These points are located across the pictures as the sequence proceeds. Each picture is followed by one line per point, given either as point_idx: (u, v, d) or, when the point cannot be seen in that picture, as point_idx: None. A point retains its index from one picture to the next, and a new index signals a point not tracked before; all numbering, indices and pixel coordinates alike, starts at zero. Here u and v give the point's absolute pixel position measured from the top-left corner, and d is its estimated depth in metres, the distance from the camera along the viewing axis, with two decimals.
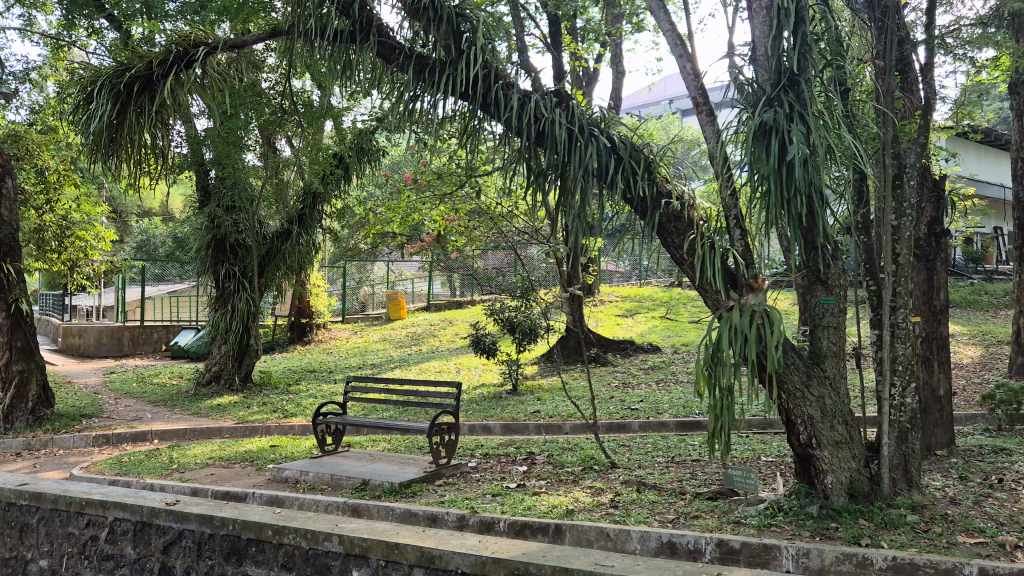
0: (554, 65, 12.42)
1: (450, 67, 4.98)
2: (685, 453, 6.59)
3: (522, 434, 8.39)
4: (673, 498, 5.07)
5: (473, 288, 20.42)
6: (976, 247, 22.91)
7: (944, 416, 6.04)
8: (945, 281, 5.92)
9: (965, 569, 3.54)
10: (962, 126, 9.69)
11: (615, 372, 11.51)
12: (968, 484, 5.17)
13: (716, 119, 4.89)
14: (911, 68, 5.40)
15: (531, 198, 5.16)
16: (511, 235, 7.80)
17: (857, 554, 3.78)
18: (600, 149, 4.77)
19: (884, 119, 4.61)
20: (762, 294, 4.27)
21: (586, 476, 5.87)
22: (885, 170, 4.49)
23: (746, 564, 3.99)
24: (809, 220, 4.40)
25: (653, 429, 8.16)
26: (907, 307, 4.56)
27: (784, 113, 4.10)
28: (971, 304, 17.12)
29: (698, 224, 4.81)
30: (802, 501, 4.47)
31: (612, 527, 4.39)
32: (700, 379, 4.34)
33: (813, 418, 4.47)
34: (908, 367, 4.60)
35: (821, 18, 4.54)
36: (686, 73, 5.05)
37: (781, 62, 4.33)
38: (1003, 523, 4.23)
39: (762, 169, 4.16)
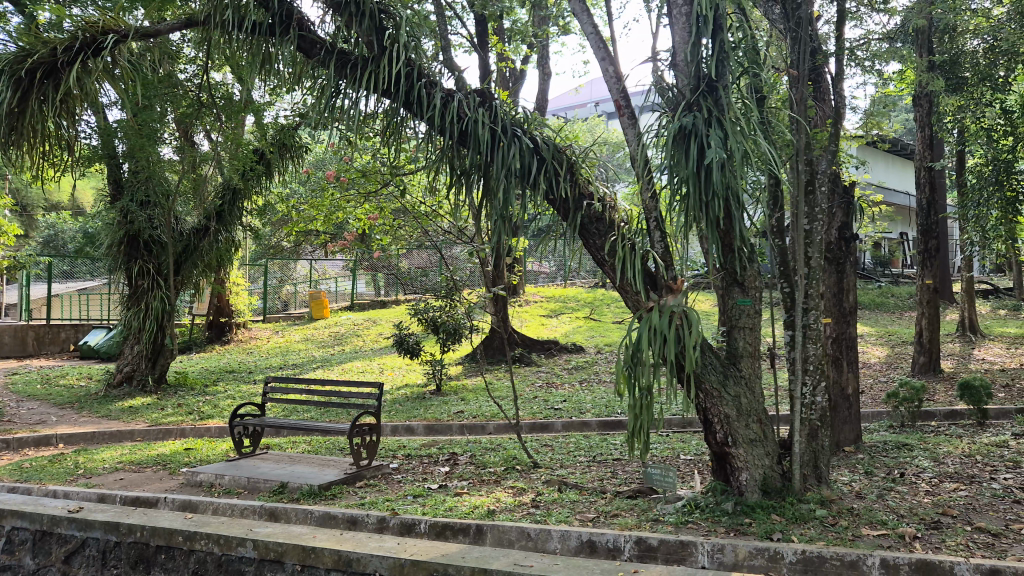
0: (481, 66, 12.40)
1: (372, 63, 4.91)
2: (606, 452, 6.67)
3: (445, 434, 8.35)
4: (594, 497, 5.13)
5: (398, 288, 20.31)
6: (884, 252, 23.91)
7: (852, 413, 6.30)
8: (854, 284, 6.15)
9: (868, 561, 3.73)
10: (871, 136, 10.09)
11: (538, 372, 11.59)
12: (872, 478, 5.39)
13: (638, 122, 4.95)
14: (822, 78, 5.59)
15: (454, 198, 5.14)
16: (435, 234, 7.75)
17: (768, 548, 3.88)
18: (523, 149, 4.81)
19: (797, 125, 4.74)
20: (681, 296, 4.36)
21: (508, 477, 5.88)
22: (798, 176, 4.63)
23: (664, 561, 4.06)
24: (727, 223, 4.49)
25: (576, 429, 8.22)
26: (818, 309, 4.71)
27: (702, 118, 4.19)
28: (878, 306, 17.87)
29: (619, 226, 4.88)
30: (718, 498, 4.58)
31: (532, 527, 4.40)
32: (621, 379, 4.36)
33: (729, 417, 4.57)
34: (818, 367, 4.75)
35: (739, 26, 4.64)
36: (608, 75, 5.09)
37: (701, 68, 4.42)
38: (903, 515, 4.41)
39: (682, 172, 4.24)
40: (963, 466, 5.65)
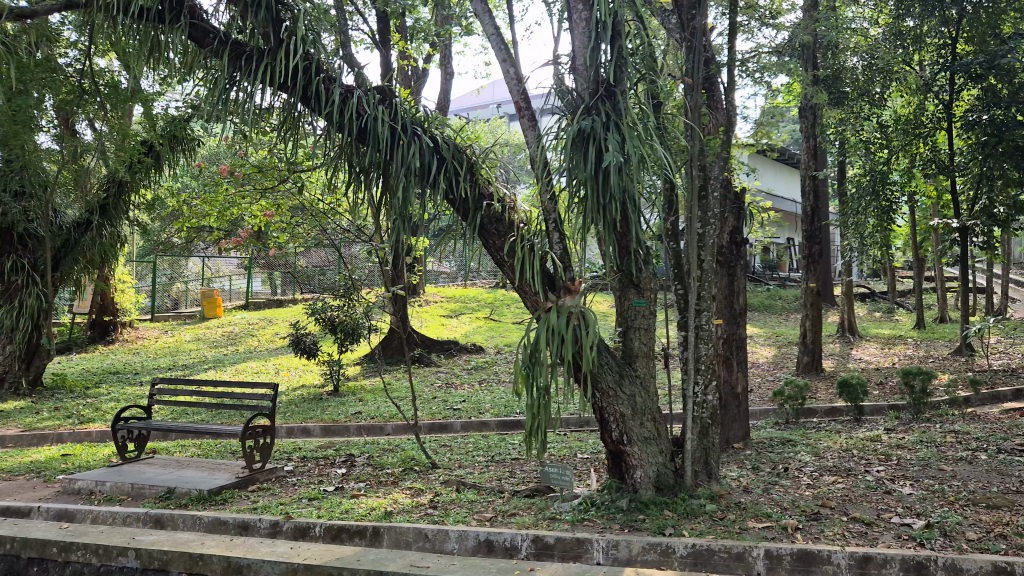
0: (382, 63, 12.25)
1: (268, 56, 4.78)
2: (504, 452, 6.69)
3: (343, 435, 8.21)
4: (492, 496, 5.14)
5: (295, 287, 19.85)
6: (772, 257, 24.99)
7: (740, 411, 6.53)
8: (745, 287, 6.37)
9: (753, 552, 3.86)
10: (760, 145, 10.53)
11: (438, 372, 11.54)
12: (759, 473, 5.61)
13: (538, 124, 5.00)
14: (715, 87, 5.77)
15: (354, 196, 5.07)
16: (334, 232, 7.60)
17: (661, 543, 4.00)
18: (423, 148, 4.80)
19: (691, 133, 4.88)
20: (578, 297, 4.43)
21: (406, 478, 5.83)
22: (692, 181, 4.76)
23: (560, 558, 4.12)
24: (624, 226, 4.59)
25: (475, 429, 8.24)
26: (710, 311, 4.86)
27: (601, 122, 4.26)
28: (767, 308, 18.64)
29: (518, 227, 4.91)
30: (613, 495, 4.68)
31: (430, 528, 4.37)
32: (518, 379, 4.38)
33: (624, 416, 4.66)
34: (710, 366, 4.89)
35: (637, 33, 4.74)
36: (509, 76, 5.11)
37: (599, 73, 4.50)
38: (786, 508, 4.61)
39: (580, 174, 4.30)
40: (842, 459, 5.95)
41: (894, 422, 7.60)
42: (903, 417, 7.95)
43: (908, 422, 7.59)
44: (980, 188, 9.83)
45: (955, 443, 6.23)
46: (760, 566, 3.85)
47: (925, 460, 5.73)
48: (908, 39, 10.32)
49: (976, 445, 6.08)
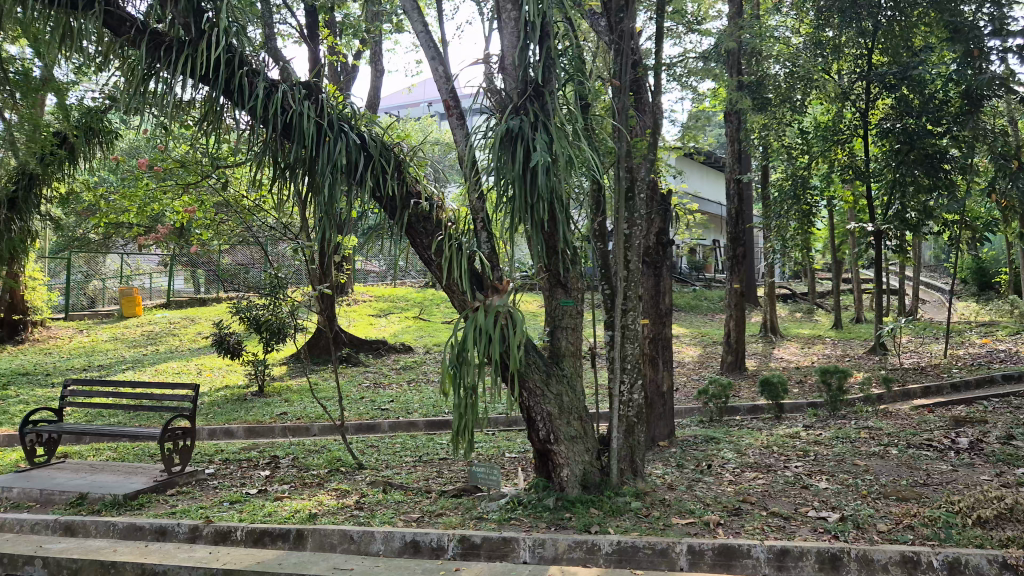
0: (311, 58, 12.05)
1: (189, 47, 4.64)
2: (432, 452, 6.65)
3: (267, 437, 8.04)
4: (419, 497, 5.10)
5: (219, 285, 19.37)
6: (698, 258, 25.50)
7: (666, 410, 6.65)
8: (670, 287, 6.47)
9: (676, 548, 3.95)
10: (687, 148, 10.73)
11: (366, 372, 11.42)
12: (683, 470, 5.73)
13: (466, 123, 5.00)
14: (643, 89, 5.83)
15: (279, 193, 4.99)
16: (259, 230, 7.44)
17: (587, 541, 4.04)
18: (350, 145, 4.73)
19: (618, 134, 4.93)
20: (506, 296, 4.45)
21: (332, 479, 5.74)
22: (619, 182, 4.81)
23: (486, 558, 4.12)
24: (552, 226, 4.61)
25: (403, 429, 8.18)
26: (636, 311, 4.93)
27: (529, 122, 4.28)
28: (693, 309, 19.02)
29: (446, 225, 4.90)
30: (540, 494, 4.70)
31: (355, 530, 4.31)
32: (446, 378, 4.36)
33: (551, 415, 4.69)
34: (636, 365, 4.95)
35: (566, 35, 4.76)
36: (437, 74, 5.08)
37: (528, 73, 4.52)
38: (709, 504, 4.70)
39: (508, 174, 4.31)
40: (762, 456, 6.11)
41: (813, 420, 7.84)
42: (820, 415, 8.22)
43: (825, 419, 7.86)
44: (894, 193, 10.15)
45: (868, 439, 6.47)
46: (683, 561, 3.93)
47: (840, 455, 5.93)
48: (829, 49, 10.40)
49: (887, 440, 6.33)
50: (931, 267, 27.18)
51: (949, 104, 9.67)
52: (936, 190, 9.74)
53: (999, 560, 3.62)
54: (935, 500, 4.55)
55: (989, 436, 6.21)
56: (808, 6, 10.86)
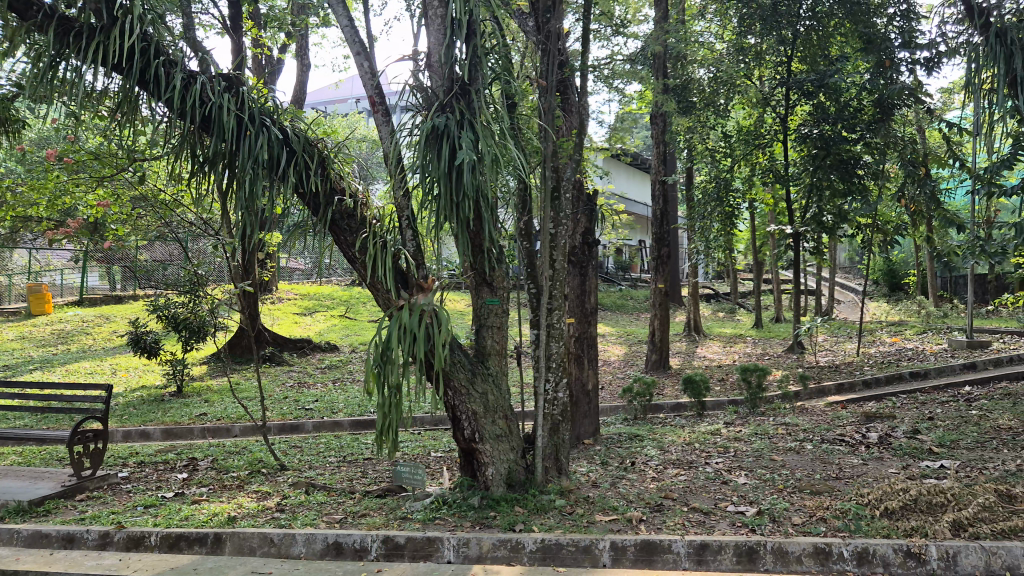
0: (234, 50, 11.73)
1: (101, 34, 4.44)
2: (357, 452, 6.58)
3: (185, 438, 7.81)
4: (342, 497, 5.03)
5: (136, 282, 18.73)
6: (624, 258, 25.81)
7: (591, 408, 6.72)
8: (596, 286, 6.54)
9: (599, 545, 4.00)
10: (614, 149, 10.84)
11: (290, 371, 11.20)
12: (607, 468, 5.80)
13: (391, 119, 4.95)
14: (570, 89, 5.86)
15: (199, 188, 4.86)
16: (178, 225, 7.21)
17: (511, 539, 4.06)
18: (272, 140, 4.63)
19: (545, 133, 4.95)
20: (431, 295, 4.43)
21: (253, 481, 5.61)
22: (545, 182, 4.84)
23: (410, 558, 4.10)
24: (477, 225, 4.60)
25: (327, 429, 8.07)
26: (561, 310, 4.96)
27: (455, 120, 4.27)
28: (619, 308, 19.28)
29: (370, 223, 4.84)
30: (465, 493, 4.69)
31: (276, 533, 4.23)
32: (370, 378, 4.31)
33: (476, 414, 4.68)
34: (560, 364, 4.98)
35: (493, 32, 4.76)
36: (362, 68, 5.01)
37: (454, 71, 4.50)
38: (631, 501, 4.77)
39: (434, 172, 4.27)
40: (684, 453, 6.23)
41: (733, 417, 8.03)
42: (740, 412, 8.43)
43: (745, 416, 8.07)
44: (811, 197, 10.34)
45: (785, 435, 6.67)
46: (605, 558, 3.99)
47: (758, 451, 6.10)
48: (750, 55, 10.86)
49: (803, 436, 6.53)
50: (846, 269, 28.23)
51: (862, 111, 10.03)
52: (850, 195, 10.16)
53: (904, 549, 3.78)
54: (847, 493, 4.72)
55: (897, 431, 6.47)
56: (731, 13, 11.12)
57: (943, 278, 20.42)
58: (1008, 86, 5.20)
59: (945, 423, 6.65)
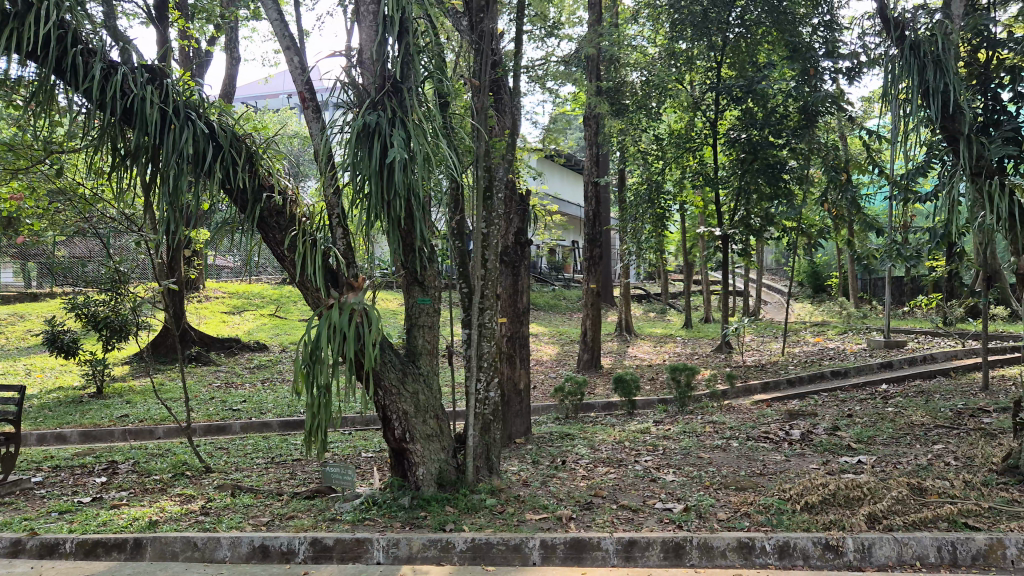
0: (160, 41, 11.38)
1: (15, 20, 4.25)
2: (285, 453, 6.47)
3: (105, 441, 7.56)
4: (270, 499, 4.95)
5: (54, 280, 18.02)
6: (557, 258, 25.99)
7: (523, 407, 6.74)
8: (528, 286, 6.56)
9: (529, 543, 4.02)
10: (548, 150, 10.92)
11: (217, 371, 10.94)
12: (538, 467, 5.83)
13: (322, 116, 4.89)
14: (503, 89, 5.87)
15: (120, 182, 4.71)
16: (97, 221, 6.95)
17: (441, 539, 4.05)
18: (197, 134, 4.51)
19: (477, 133, 4.95)
20: (361, 294, 4.39)
21: (176, 484, 5.47)
22: (478, 181, 4.83)
23: (339, 560, 4.05)
24: (408, 223, 4.57)
25: (255, 430, 7.91)
26: (493, 310, 4.97)
27: (386, 118, 4.24)
28: (552, 308, 19.42)
29: (300, 221, 4.76)
30: (395, 493, 4.66)
31: (200, 536, 4.13)
32: (298, 377, 4.25)
33: (407, 414, 4.64)
34: (492, 363, 4.98)
35: (426, 31, 4.73)
36: (292, 63, 4.93)
37: (386, 68, 4.46)
38: (562, 499, 4.81)
39: (365, 170, 4.23)
40: (614, 451, 6.31)
41: (662, 415, 8.18)
42: (670, 410, 8.58)
43: (674, 414, 8.22)
44: (739, 200, 10.75)
45: (712, 433, 6.82)
46: (535, 556, 4.01)
47: (687, 449, 6.22)
48: (681, 59, 11.09)
49: (729, 434, 6.69)
50: (772, 270, 29.01)
51: (788, 118, 10.29)
52: (776, 198, 10.48)
53: (823, 542, 3.90)
54: (770, 489, 4.85)
55: (818, 428, 6.68)
56: (663, 18, 11.29)
57: (864, 280, 21.16)
58: (921, 96, 5.38)
59: (863, 420, 6.89)
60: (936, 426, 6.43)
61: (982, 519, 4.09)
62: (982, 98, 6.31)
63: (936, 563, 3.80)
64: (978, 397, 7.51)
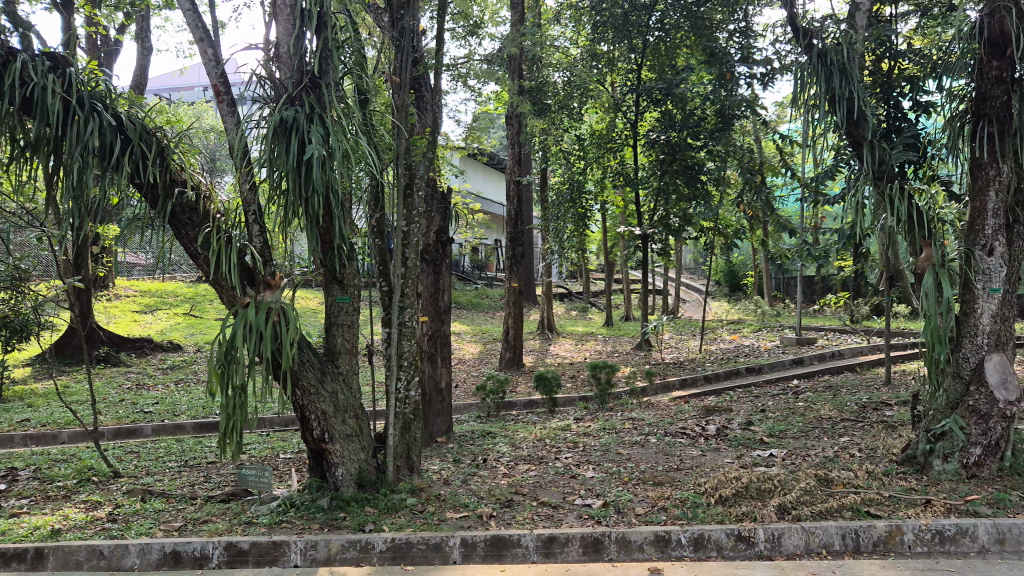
0: (65, 28, 10.88)
1: None
2: (199, 456, 6.30)
3: (4, 447, 7.21)
4: (182, 504, 4.81)
5: None
6: (480, 257, 26.05)
7: (444, 406, 6.71)
8: (449, 285, 6.57)
9: (450, 542, 4.01)
10: (470, 148, 10.93)
11: (127, 373, 10.56)
12: (460, 465, 5.82)
13: (237, 110, 4.77)
14: (424, 87, 5.84)
15: (21, 174, 4.49)
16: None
17: (360, 540, 4.02)
18: (104, 126, 4.34)
19: (398, 131, 4.91)
20: (279, 292, 4.30)
21: (82, 490, 5.26)
22: (399, 179, 4.80)
23: (254, 564, 3.98)
24: (327, 221, 4.51)
25: (168, 433, 7.67)
26: (414, 308, 4.94)
27: (305, 113, 4.16)
28: (475, 306, 19.44)
29: (214, 217, 4.64)
30: (314, 494, 4.59)
31: (106, 544, 3.98)
32: (213, 377, 4.15)
33: (326, 414, 4.57)
34: (412, 362, 4.96)
35: (347, 26, 4.67)
36: (206, 56, 4.80)
37: (304, 63, 4.38)
38: (482, 497, 4.82)
39: (282, 166, 4.15)
40: (535, 449, 6.36)
41: (582, 412, 8.28)
42: (590, 407, 8.70)
43: (594, 411, 8.34)
44: (659, 200, 10.96)
45: (630, 429, 6.94)
46: (455, 554, 4.01)
47: (606, 445, 6.32)
48: (603, 61, 11.36)
49: (648, 430, 6.82)
50: (690, 270, 29.75)
51: (705, 120, 10.57)
52: (694, 199, 10.79)
53: (735, 533, 4.02)
54: (686, 483, 4.97)
55: (733, 423, 6.88)
56: (585, 19, 11.46)
57: (777, 279, 21.91)
58: (829, 103, 5.55)
59: (775, 415, 7.13)
60: (842, 419, 6.71)
61: (883, 507, 4.29)
62: (885, 106, 6.60)
63: (840, 550, 3.97)
64: (881, 392, 7.86)
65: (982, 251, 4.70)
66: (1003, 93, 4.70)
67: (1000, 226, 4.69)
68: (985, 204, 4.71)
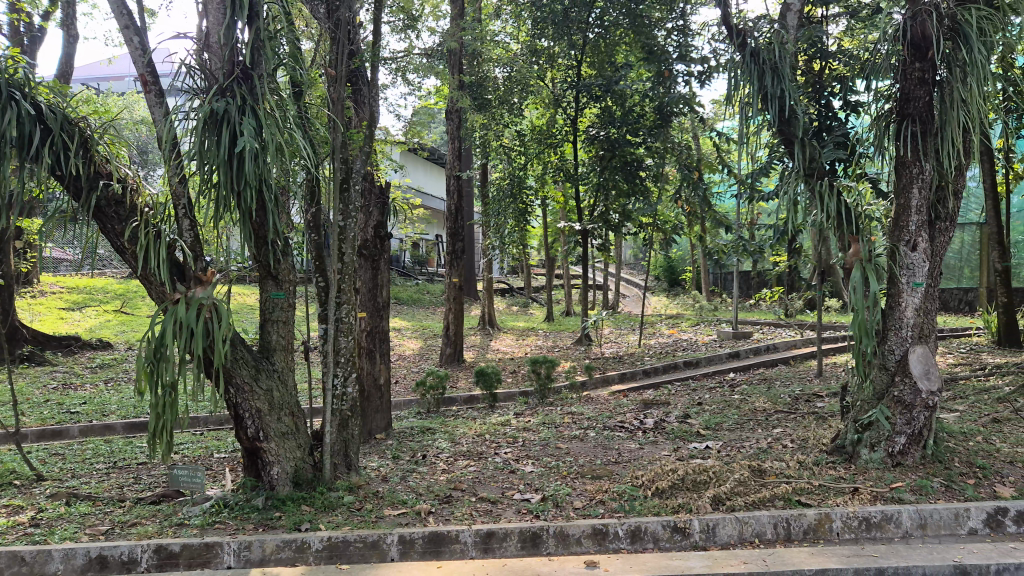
0: None
1: None
2: (129, 457, 6.12)
3: None
4: (110, 506, 4.66)
5: None
6: (421, 253, 25.90)
7: (383, 402, 6.65)
8: (388, 280, 6.50)
9: (387, 539, 3.97)
10: (410, 143, 10.83)
11: (53, 372, 10.20)
12: (398, 462, 5.77)
13: (165, 101, 4.63)
14: (361, 81, 5.74)
15: None
16: None
17: (296, 539, 3.95)
18: (21, 115, 4.17)
19: (333, 124, 4.83)
20: (210, 288, 4.20)
21: (3, 494, 5.06)
22: (335, 172, 4.72)
23: (186, 566, 3.88)
24: (261, 215, 4.41)
25: (96, 433, 7.43)
26: (350, 303, 4.88)
27: (236, 105, 4.06)
28: (415, 301, 19.32)
29: (142, 211, 4.49)
30: (248, 494, 4.50)
31: (27, 550, 3.83)
32: (141, 375, 4.03)
33: (261, 411, 4.48)
34: (349, 358, 4.90)
35: (279, 17, 4.56)
36: (132, 44, 4.65)
37: (235, 53, 4.28)
38: (420, 494, 4.79)
39: (212, 159, 4.05)
40: (474, 444, 6.35)
41: (523, 407, 8.30)
42: (530, 402, 8.73)
43: (534, 406, 8.37)
44: (598, 196, 11.04)
45: (570, 424, 6.98)
46: (393, 552, 3.97)
47: (545, 440, 6.35)
48: (542, 57, 11.47)
49: (586, 424, 6.87)
50: (630, 265, 30.11)
51: (644, 117, 10.68)
52: (633, 195, 10.89)
53: (671, 525, 4.08)
54: (623, 477, 5.02)
55: (670, 416, 6.98)
56: (525, 16, 11.46)
57: (714, 275, 22.32)
58: (761, 101, 5.67)
59: (710, 407, 7.26)
60: (775, 411, 6.86)
61: (813, 496, 4.40)
62: (816, 105, 6.73)
63: (772, 539, 4.06)
64: (813, 384, 8.07)
65: (907, 246, 4.86)
66: (926, 93, 4.84)
67: (923, 223, 4.85)
68: (909, 201, 4.87)
